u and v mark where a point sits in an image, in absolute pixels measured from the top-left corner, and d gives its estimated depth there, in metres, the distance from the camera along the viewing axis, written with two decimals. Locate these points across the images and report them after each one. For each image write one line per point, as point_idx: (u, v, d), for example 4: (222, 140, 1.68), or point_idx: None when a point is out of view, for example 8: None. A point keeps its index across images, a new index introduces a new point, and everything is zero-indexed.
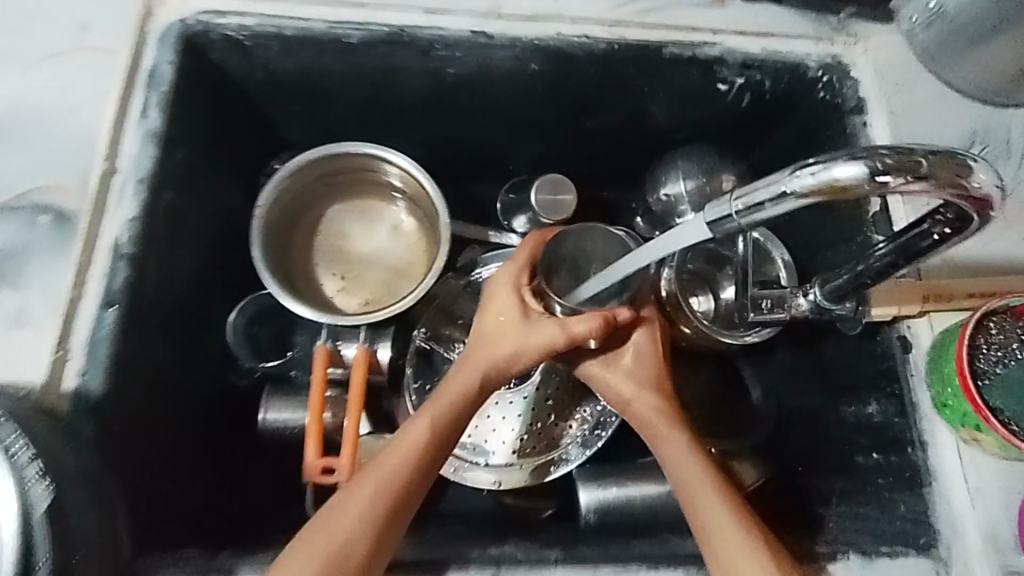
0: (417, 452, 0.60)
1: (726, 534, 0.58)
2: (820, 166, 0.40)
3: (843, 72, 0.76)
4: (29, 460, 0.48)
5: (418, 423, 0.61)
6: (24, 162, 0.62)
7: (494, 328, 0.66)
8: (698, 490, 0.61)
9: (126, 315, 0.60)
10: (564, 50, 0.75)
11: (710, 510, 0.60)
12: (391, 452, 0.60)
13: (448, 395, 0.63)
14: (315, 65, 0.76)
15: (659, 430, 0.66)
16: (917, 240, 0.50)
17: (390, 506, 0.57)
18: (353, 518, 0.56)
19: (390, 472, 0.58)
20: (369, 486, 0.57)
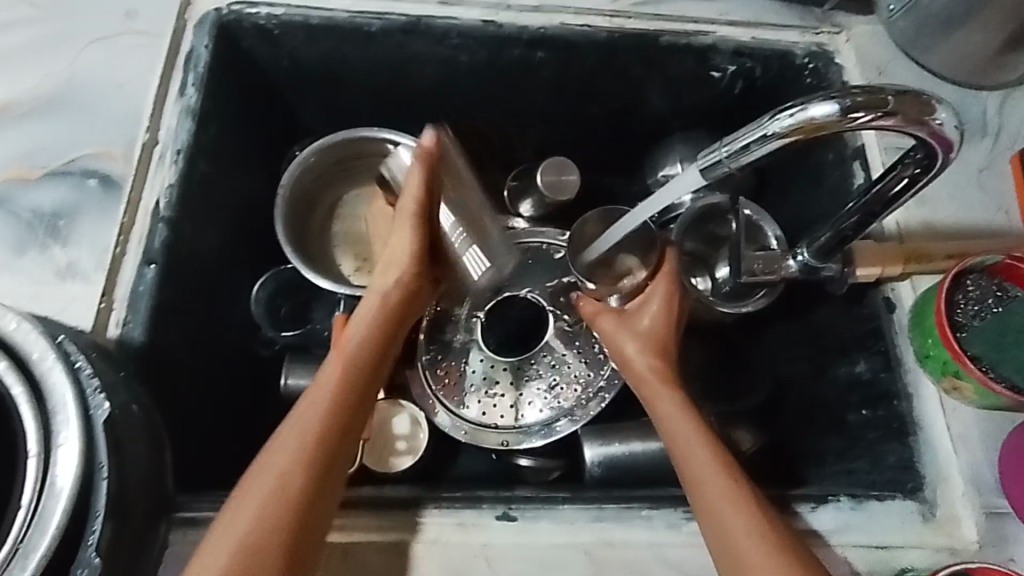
0: (332, 391, 0.59)
1: (713, 490, 0.58)
2: (798, 108, 0.48)
3: (828, 58, 0.81)
4: (90, 375, 0.48)
5: (328, 372, 0.61)
6: (76, 133, 0.68)
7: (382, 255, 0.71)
8: (689, 450, 0.61)
9: (164, 273, 0.65)
10: (569, 38, 0.80)
11: (699, 467, 0.60)
12: (307, 399, 0.59)
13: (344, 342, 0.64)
14: (337, 53, 0.81)
15: (654, 393, 0.68)
16: (890, 185, 0.58)
17: (321, 437, 0.56)
18: (283, 459, 0.54)
19: (311, 407, 0.58)
20: (293, 427, 0.57)
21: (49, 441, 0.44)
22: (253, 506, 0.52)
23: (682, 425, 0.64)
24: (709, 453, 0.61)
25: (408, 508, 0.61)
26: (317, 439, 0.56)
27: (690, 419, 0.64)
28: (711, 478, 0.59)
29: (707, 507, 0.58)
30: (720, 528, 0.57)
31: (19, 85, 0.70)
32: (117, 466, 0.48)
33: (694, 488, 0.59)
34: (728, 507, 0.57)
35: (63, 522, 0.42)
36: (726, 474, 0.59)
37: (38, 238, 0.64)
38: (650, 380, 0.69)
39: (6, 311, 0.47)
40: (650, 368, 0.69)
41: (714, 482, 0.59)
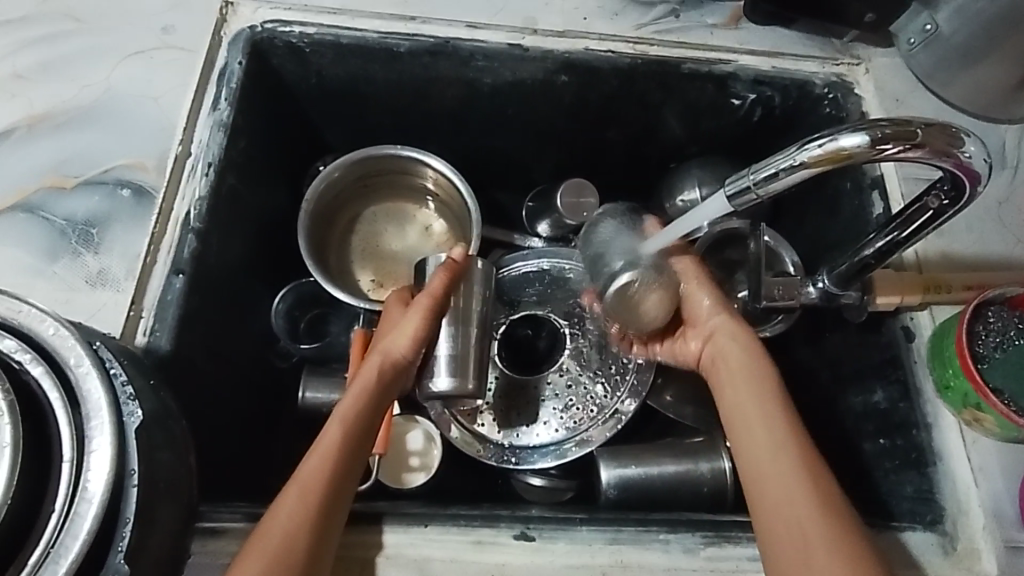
0: (336, 449, 0.60)
1: (800, 494, 0.57)
2: (826, 138, 0.49)
3: (846, 89, 0.82)
4: (124, 382, 0.49)
5: (332, 430, 0.61)
6: (111, 143, 0.70)
7: (382, 334, 0.69)
8: (782, 455, 0.60)
9: (191, 283, 0.66)
10: (592, 63, 0.82)
11: (785, 470, 0.59)
12: (310, 458, 0.59)
13: (351, 395, 0.64)
14: (364, 73, 0.83)
15: (745, 381, 0.66)
16: (916, 216, 0.59)
17: (325, 496, 0.57)
18: (287, 515, 0.55)
19: (310, 468, 0.58)
20: (294, 488, 0.57)
21: (82, 448, 0.45)
22: (257, 564, 0.52)
23: (776, 422, 0.62)
24: (799, 454, 0.60)
25: (426, 523, 0.60)
26: (319, 499, 0.56)
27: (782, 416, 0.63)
28: (797, 485, 0.58)
29: (783, 519, 0.56)
30: (799, 537, 0.55)
31: (57, 95, 0.72)
32: (145, 473, 0.48)
33: (779, 491, 0.58)
34: (809, 519, 0.56)
35: (95, 526, 0.43)
36: (810, 480, 0.58)
37: (71, 245, 0.65)
38: (750, 369, 0.67)
39: (45, 316, 0.48)
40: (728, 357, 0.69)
41: (796, 489, 0.58)
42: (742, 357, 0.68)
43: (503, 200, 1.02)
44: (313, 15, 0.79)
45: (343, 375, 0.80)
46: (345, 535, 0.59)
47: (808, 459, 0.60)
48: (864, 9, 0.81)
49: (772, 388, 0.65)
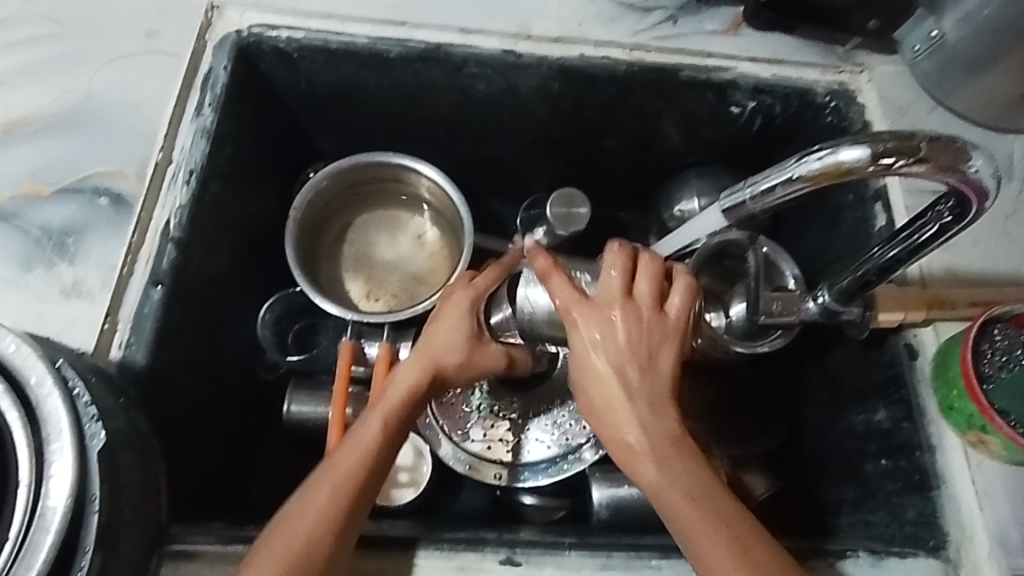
0: (372, 450, 0.57)
1: (723, 575, 0.51)
2: (826, 151, 0.47)
3: (849, 97, 0.80)
4: (88, 401, 0.47)
5: (367, 431, 0.57)
6: (91, 150, 0.68)
7: (442, 343, 0.63)
8: (694, 529, 0.52)
9: (170, 294, 0.64)
10: (587, 70, 0.80)
11: (696, 544, 0.52)
12: (341, 457, 0.56)
13: (393, 394, 0.60)
14: (353, 78, 0.81)
15: (632, 448, 0.55)
16: (920, 232, 0.57)
17: (358, 499, 0.55)
18: (314, 517, 0.52)
19: (343, 466, 0.55)
20: (327, 485, 0.54)
21: (41, 471, 0.42)
22: (277, 566, 0.50)
23: (674, 493, 0.53)
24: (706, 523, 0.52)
25: (408, 547, 0.58)
26: (352, 503, 0.54)
27: (682, 483, 0.53)
28: (716, 555, 0.51)
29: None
30: None
31: (39, 99, 0.70)
32: (110, 497, 0.46)
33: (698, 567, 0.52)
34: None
35: (51, 557, 0.40)
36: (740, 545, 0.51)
37: (46, 254, 0.63)
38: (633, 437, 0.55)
39: (6, 332, 0.46)
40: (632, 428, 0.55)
41: (715, 559, 0.51)
42: (631, 425, 0.55)
43: (498, 209, 1.00)
44: (302, 19, 0.77)
45: (329, 388, 0.78)
46: None
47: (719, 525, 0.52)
48: (868, 16, 0.79)
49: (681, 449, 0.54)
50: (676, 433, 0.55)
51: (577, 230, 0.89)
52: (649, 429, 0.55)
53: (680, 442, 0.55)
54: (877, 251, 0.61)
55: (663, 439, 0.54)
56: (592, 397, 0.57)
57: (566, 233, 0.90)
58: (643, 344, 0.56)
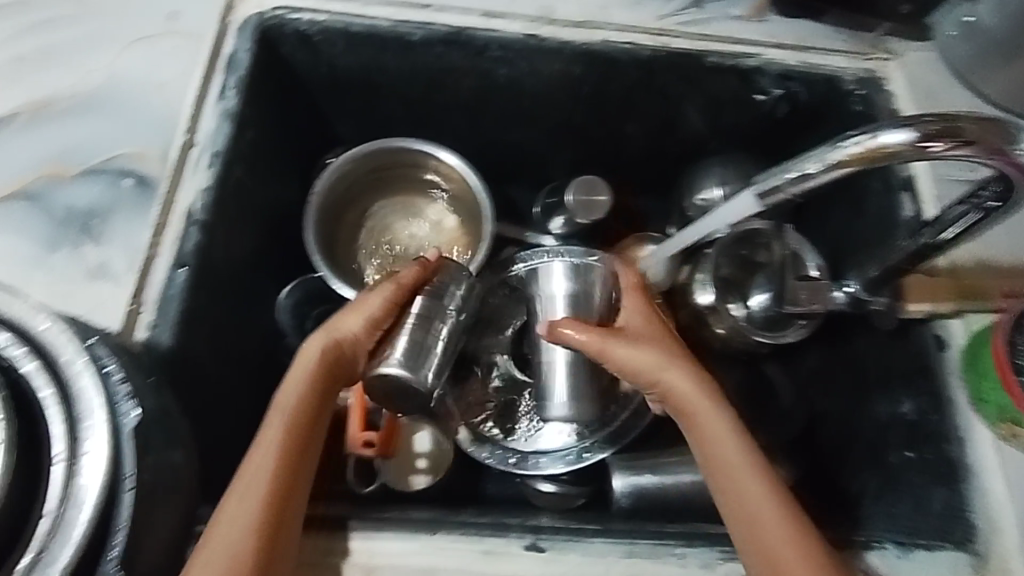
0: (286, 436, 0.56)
1: (763, 511, 0.56)
2: (865, 135, 0.47)
3: (877, 85, 0.78)
4: (122, 380, 0.46)
5: (277, 421, 0.57)
6: (114, 132, 0.67)
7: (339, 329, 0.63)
8: (737, 469, 0.58)
9: (195, 276, 0.64)
10: (611, 56, 0.79)
11: (751, 494, 0.57)
12: (260, 449, 0.55)
13: (294, 380, 0.60)
14: (376, 62, 0.81)
15: (696, 406, 0.62)
16: (954, 221, 0.59)
17: (285, 477, 0.54)
18: (246, 502, 0.52)
19: (254, 467, 0.54)
20: (242, 489, 0.53)
21: (76, 448, 0.43)
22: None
23: (724, 436, 0.60)
24: (759, 480, 0.58)
25: (433, 531, 0.58)
26: (272, 495, 0.52)
27: (740, 443, 0.60)
28: (765, 505, 0.56)
29: (756, 539, 0.55)
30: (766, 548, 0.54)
31: (62, 80, 0.70)
32: (144, 475, 0.46)
33: (739, 506, 0.57)
34: (777, 534, 0.55)
35: (89, 531, 0.41)
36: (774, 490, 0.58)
37: (72, 235, 0.63)
38: (690, 390, 0.63)
39: (39, 311, 0.46)
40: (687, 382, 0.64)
41: (765, 509, 0.56)
42: (686, 379, 0.64)
43: (517, 197, 1.00)
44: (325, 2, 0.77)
45: None
46: (344, 541, 0.57)
47: (771, 484, 0.58)
48: None
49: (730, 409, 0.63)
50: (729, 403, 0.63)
51: (598, 217, 0.89)
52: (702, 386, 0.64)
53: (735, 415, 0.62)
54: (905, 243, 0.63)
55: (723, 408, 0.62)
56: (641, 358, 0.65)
57: (587, 221, 0.90)
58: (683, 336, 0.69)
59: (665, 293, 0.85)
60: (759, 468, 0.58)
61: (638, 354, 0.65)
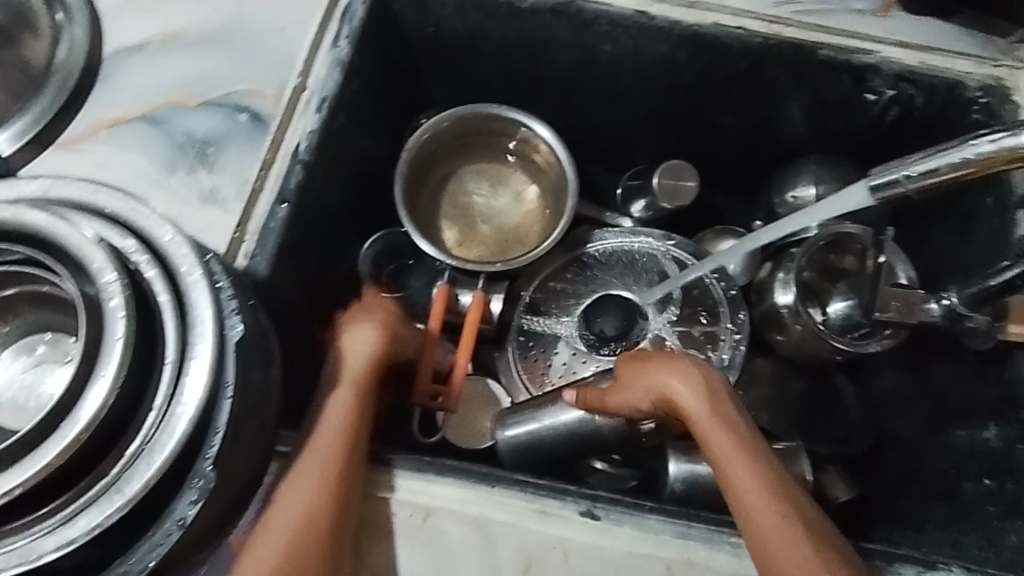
0: (339, 443, 0.56)
1: (758, 502, 0.56)
2: (1004, 134, 0.45)
3: (1004, 94, 0.73)
4: (229, 297, 0.50)
5: (327, 433, 0.57)
6: (232, 67, 0.70)
7: (360, 332, 0.66)
8: (732, 462, 0.59)
9: (293, 214, 0.67)
10: (720, 40, 0.76)
11: (749, 496, 0.57)
12: (310, 458, 0.55)
13: (339, 396, 0.61)
14: (481, 26, 0.81)
15: (694, 412, 0.63)
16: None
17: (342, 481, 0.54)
18: (300, 514, 0.52)
19: (309, 472, 0.54)
20: (299, 491, 0.54)
21: (185, 352, 0.46)
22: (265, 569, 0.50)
23: (719, 434, 0.61)
24: (756, 481, 0.57)
25: (493, 484, 0.59)
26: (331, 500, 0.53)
27: (736, 445, 0.60)
28: (763, 506, 0.56)
29: (760, 542, 0.54)
30: (761, 537, 0.55)
31: (190, 14, 0.73)
32: (239, 387, 0.49)
33: (736, 498, 0.57)
34: (777, 535, 0.54)
35: (190, 429, 0.44)
36: (770, 483, 0.57)
37: (188, 161, 0.66)
38: (685, 395, 0.64)
39: (164, 223, 0.49)
40: (680, 387, 0.65)
41: (760, 501, 0.56)
42: (677, 382, 0.65)
43: (599, 177, 1.00)
44: None
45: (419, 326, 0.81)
46: (407, 481, 0.59)
47: (770, 485, 0.57)
48: None
49: (728, 408, 0.63)
50: (727, 403, 0.64)
51: (681, 204, 0.88)
52: (695, 386, 0.65)
53: (732, 415, 0.63)
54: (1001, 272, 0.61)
55: (718, 409, 0.63)
56: (631, 395, 0.68)
57: (670, 207, 0.89)
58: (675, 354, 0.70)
59: (743, 287, 0.87)
60: (756, 470, 0.58)
61: (630, 387, 0.68)
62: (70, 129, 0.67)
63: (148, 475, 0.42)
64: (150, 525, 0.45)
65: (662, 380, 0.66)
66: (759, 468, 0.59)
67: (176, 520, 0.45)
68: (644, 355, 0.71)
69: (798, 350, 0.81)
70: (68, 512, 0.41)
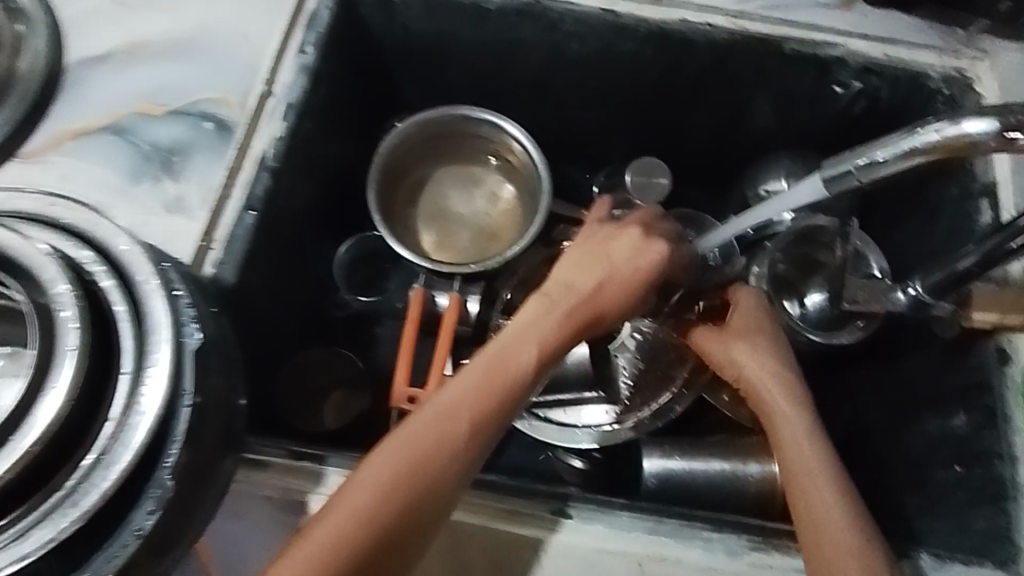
0: (473, 412, 0.52)
1: (831, 516, 0.55)
2: (946, 124, 0.45)
3: (966, 86, 0.74)
4: (187, 306, 0.50)
5: (467, 392, 0.53)
6: (197, 75, 0.70)
7: (600, 263, 0.61)
8: (811, 474, 0.58)
9: (261, 221, 0.67)
10: (686, 36, 0.77)
11: (823, 514, 0.55)
12: (445, 415, 0.52)
13: (491, 359, 0.55)
14: (448, 29, 0.81)
15: (781, 413, 0.63)
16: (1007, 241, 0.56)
17: (464, 440, 0.51)
18: (386, 487, 0.49)
19: (431, 431, 0.51)
20: (407, 450, 0.50)
21: (142, 361, 0.45)
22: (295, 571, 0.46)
23: (801, 444, 0.60)
24: (836, 493, 0.56)
25: (465, 485, 0.59)
26: (426, 476, 0.50)
27: (823, 462, 0.59)
28: (838, 525, 0.54)
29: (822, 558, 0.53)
30: (827, 554, 0.53)
31: (154, 23, 0.73)
32: (199, 395, 0.49)
33: (803, 510, 0.56)
34: (848, 556, 0.52)
35: (147, 439, 0.44)
36: (847, 504, 0.56)
37: (153, 170, 0.66)
38: (777, 396, 0.64)
39: (120, 233, 0.49)
40: (771, 374, 0.65)
41: (836, 519, 0.55)
42: (769, 376, 0.65)
43: (574, 175, 1.01)
44: None
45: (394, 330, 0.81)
46: None
47: (847, 498, 0.56)
48: None
49: (816, 421, 0.63)
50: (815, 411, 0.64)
51: (654, 200, 0.87)
52: (788, 385, 0.65)
53: (819, 426, 0.62)
54: (962, 255, 0.60)
55: (808, 422, 0.62)
56: (731, 361, 0.68)
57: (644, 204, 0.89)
58: (782, 341, 0.69)
59: None
60: (837, 489, 0.57)
61: (727, 351, 0.68)
62: (35, 138, 0.67)
63: (105, 486, 0.42)
64: (109, 535, 0.45)
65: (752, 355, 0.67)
66: (841, 488, 0.57)
67: (133, 530, 0.45)
68: (759, 324, 0.70)
69: None
70: (23, 525, 0.41)
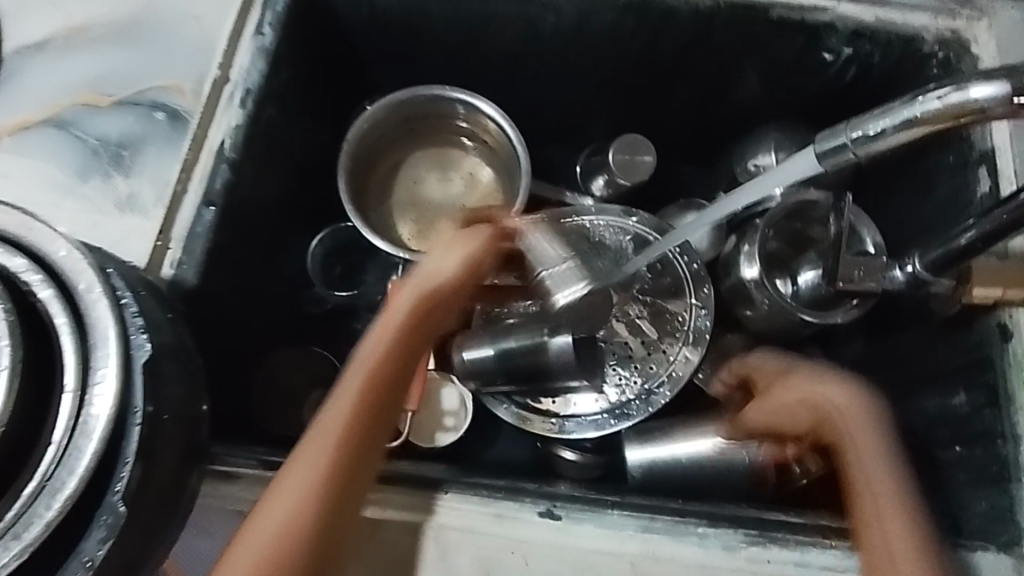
0: (367, 389, 0.53)
1: (893, 542, 0.53)
2: (948, 90, 0.42)
3: (962, 47, 0.70)
4: (135, 314, 0.46)
5: (357, 374, 0.54)
6: (146, 62, 0.66)
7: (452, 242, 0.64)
8: (883, 495, 0.55)
9: (222, 216, 0.63)
10: (667, 5, 0.73)
11: (891, 537, 0.53)
12: (341, 396, 0.52)
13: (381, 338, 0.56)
14: (416, 4, 0.77)
15: (858, 433, 0.60)
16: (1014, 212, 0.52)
17: (365, 418, 0.52)
18: (304, 484, 0.48)
19: (335, 417, 0.51)
20: (313, 440, 0.50)
21: (86, 378, 0.42)
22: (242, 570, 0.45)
23: (872, 466, 0.58)
24: (907, 521, 0.54)
25: (446, 489, 0.56)
26: (342, 462, 0.50)
27: (896, 487, 0.56)
28: (904, 552, 0.52)
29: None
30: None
31: (98, 5, 0.68)
32: (154, 410, 0.45)
33: (874, 532, 0.53)
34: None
35: (94, 463, 0.40)
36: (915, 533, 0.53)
37: (101, 166, 0.62)
38: (854, 419, 0.61)
39: (56, 237, 0.45)
40: (836, 401, 0.63)
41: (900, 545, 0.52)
42: (835, 402, 0.64)
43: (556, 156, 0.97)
44: None
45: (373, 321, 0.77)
46: None
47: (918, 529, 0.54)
48: None
49: (897, 445, 0.59)
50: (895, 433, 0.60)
51: (640, 179, 0.85)
52: (864, 409, 0.62)
53: (902, 454, 0.59)
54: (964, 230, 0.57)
55: (884, 445, 0.59)
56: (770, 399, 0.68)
57: (629, 184, 0.85)
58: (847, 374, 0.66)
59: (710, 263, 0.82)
60: (907, 518, 0.54)
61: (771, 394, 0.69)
62: None
63: (48, 516, 0.39)
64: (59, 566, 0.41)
65: (832, 393, 0.64)
66: (910, 517, 0.54)
67: (83, 561, 0.41)
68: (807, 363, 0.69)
69: (769, 325, 0.77)
70: None
